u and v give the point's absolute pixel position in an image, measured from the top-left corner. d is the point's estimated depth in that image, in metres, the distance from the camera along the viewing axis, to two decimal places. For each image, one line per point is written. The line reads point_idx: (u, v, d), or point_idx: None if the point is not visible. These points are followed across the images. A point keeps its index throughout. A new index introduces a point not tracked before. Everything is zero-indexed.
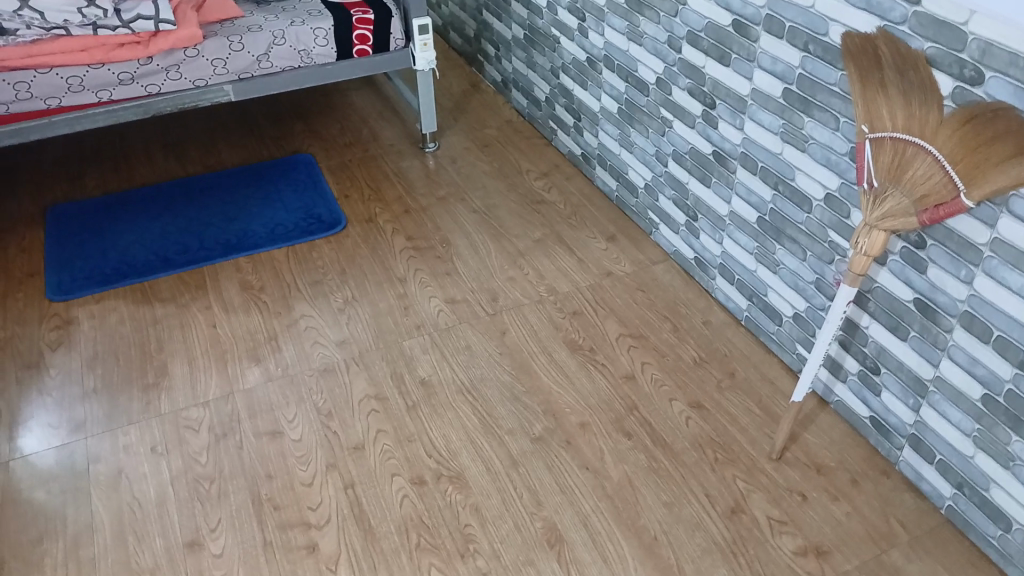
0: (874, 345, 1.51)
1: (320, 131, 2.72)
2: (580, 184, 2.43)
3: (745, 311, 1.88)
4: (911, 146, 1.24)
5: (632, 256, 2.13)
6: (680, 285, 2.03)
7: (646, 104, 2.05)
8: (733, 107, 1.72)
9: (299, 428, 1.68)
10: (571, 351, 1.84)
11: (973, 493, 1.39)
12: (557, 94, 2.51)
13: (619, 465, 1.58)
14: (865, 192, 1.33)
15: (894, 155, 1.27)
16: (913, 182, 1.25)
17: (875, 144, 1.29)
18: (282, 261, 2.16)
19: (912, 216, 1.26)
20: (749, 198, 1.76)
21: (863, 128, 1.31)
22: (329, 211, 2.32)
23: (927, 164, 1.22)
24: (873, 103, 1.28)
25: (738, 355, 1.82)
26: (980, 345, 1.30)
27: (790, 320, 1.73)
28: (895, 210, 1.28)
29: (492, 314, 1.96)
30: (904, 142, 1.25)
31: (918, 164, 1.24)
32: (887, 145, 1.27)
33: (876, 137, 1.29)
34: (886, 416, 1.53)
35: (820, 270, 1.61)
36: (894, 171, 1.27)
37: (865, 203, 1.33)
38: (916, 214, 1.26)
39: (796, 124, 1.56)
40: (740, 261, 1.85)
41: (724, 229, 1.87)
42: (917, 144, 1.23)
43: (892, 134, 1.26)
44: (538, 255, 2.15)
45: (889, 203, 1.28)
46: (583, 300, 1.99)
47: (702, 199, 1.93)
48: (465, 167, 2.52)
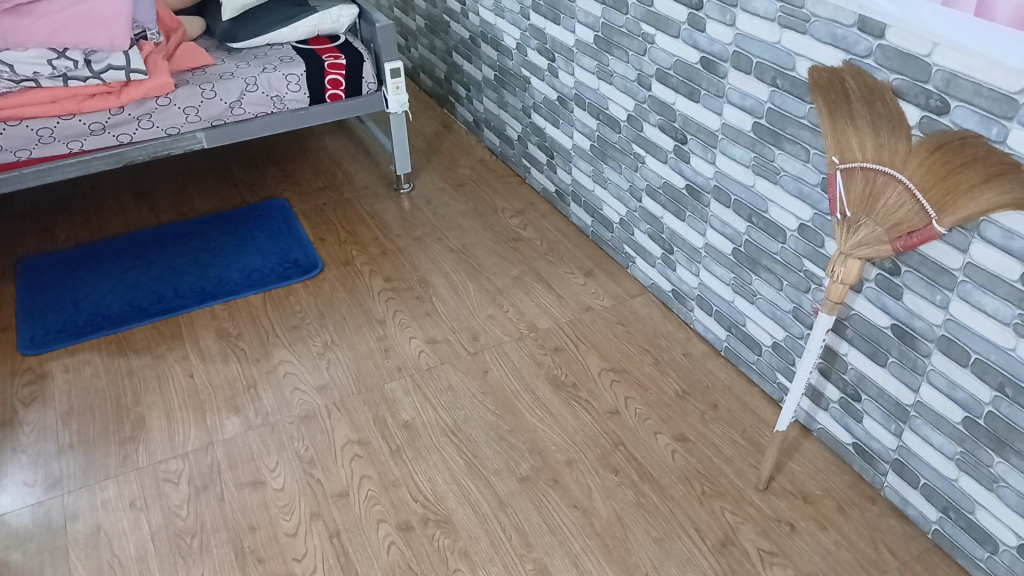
0: (854, 372, 1.53)
1: (294, 176, 2.72)
2: (555, 221, 2.45)
3: (724, 342, 1.88)
4: (882, 177, 1.28)
5: (610, 291, 2.14)
6: (659, 318, 2.04)
7: (618, 140, 2.08)
8: (704, 141, 1.75)
9: (281, 476, 1.65)
10: (553, 387, 1.84)
11: (959, 516, 1.39)
12: (529, 133, 2.54)
13: (607, 501, 1.57)
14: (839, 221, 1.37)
15: (866, 184, 1.31)
16: (886, 211, 1.28)
17: (845, 175, 1.33)
18: (259, 307, 2.14)
19: (887, 243, 1.30)
20: (724, 230, 1.78)
21: (834, 159, 1.35)
22: (306, 255, 2.31)
23: (899, 193, 1.26)
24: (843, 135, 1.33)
25: (719, 386, 1.82)
26: (959, 369, 1.31)
27: (769, 350, 1.74)
28: (869, 237, 1.31)
29: (474, 353, 1.95)
30: (875, 172, 1.29)
31: (890, 194, 1.27)
32: (859, 174, 1.31)
33: (848, 168, 1.33)
34: (870, 441, 1.54)
35: (797, 299, 1.63)
36: (867, 200, 1.31)
37: (840, 232, 1.37)
38: (890, 241, 1.30)
39: (767, 157, 1.59)
40: (717, 292, 1.86)
41: (700, 261, 1.89)
42: (888, 173, 1.27)
43: (862, 163, 1.30)
44: (517, 293, 2.16)
45: (864, 230, 1.32)
46: (563, 335, 2.00)
47: (677, 232, 1.95)
48: (440, 207, 2.53)
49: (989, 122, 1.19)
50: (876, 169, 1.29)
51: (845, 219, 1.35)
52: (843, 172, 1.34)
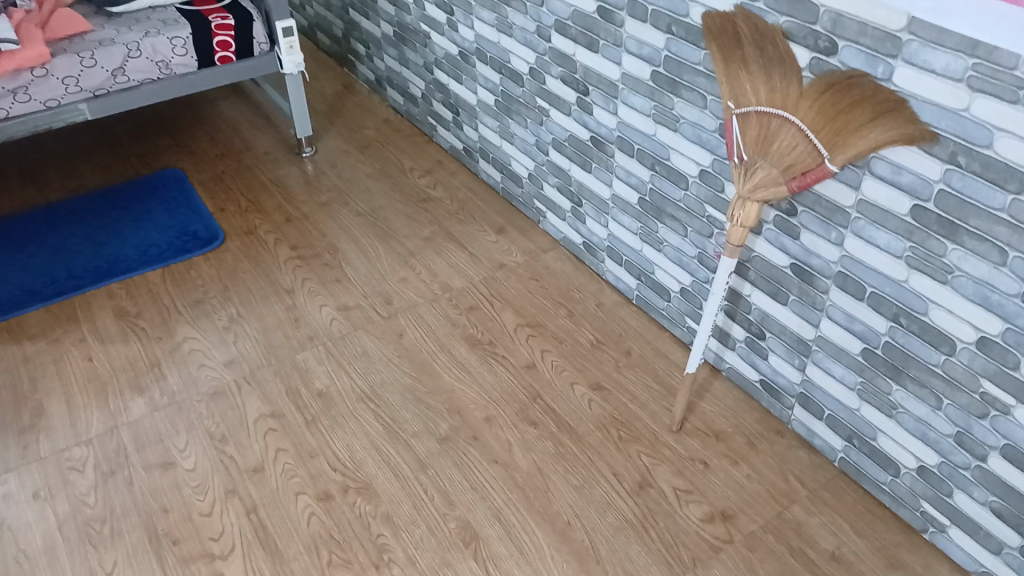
0: (758, 312, 1.57)
1: (189, 145, 2.60)
2: (464, 179, 2.42)
3: (635, 291, 1.91)
4: (776, 119, 1.30)
5: (522, 247, 2.14)
6: (571, 271, 2.05)
7: (522, 94, 2.06)
8: (606, 93, 1.75)
9: (192, 456, 1.60)
10: (470, 346, 1.83)
11: (862, 443, 1.46)
12: (432, 90, 2.49)
13: (527, 454, 1.58)
14: (737, 165, 1.39)
15: (761, 128, 1.33)
16: (780, 152, 1.31)
17: (741, 120, 1.36)
18: (159, 283, 2.05)
19: (782, 184, 1.33)
20: (629, 179, 1.79)
21: (730, 105, 1.37)
22: (205, 227, 2.22)
23: (792, 134, 1.29)
24: (737, 81, 1.35)
25: (632, 334, 1.85)
26: (856, 303, 1.36)
27: (678, 295, 1.78)
28: (766, 179, 1.34)
29: (387, 317, 1.92)
30: (768, 115, 1.31)
31: (783, 136, 1.30)
32: (755, 119, 1.34)
33: (744, 112, 1.35)
34: (775, 377, 1.59)
35: (701, 245, 1.66)
36: (763, 143, 1.34)
37: (738, 176, 1.39)
38: (785, 181, 1.32)
39: (666, 105, 1.60)
40: (625, 242, 1.88)
41: (608, 212, 1.90)
42: (781, 115, 1.29)
43: (757, 107, 1.33)
44: (428, 254, 2.13)
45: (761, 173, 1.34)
46: (477, 294, 1.99)
47: (584, 184, 1.95)
48: (345, 170, 2.47)
49: (874, 61, 1.20)
50: (770, 111, 1.31)
51: (743, 163, 1.37)
52: (739, 117, 1.36)
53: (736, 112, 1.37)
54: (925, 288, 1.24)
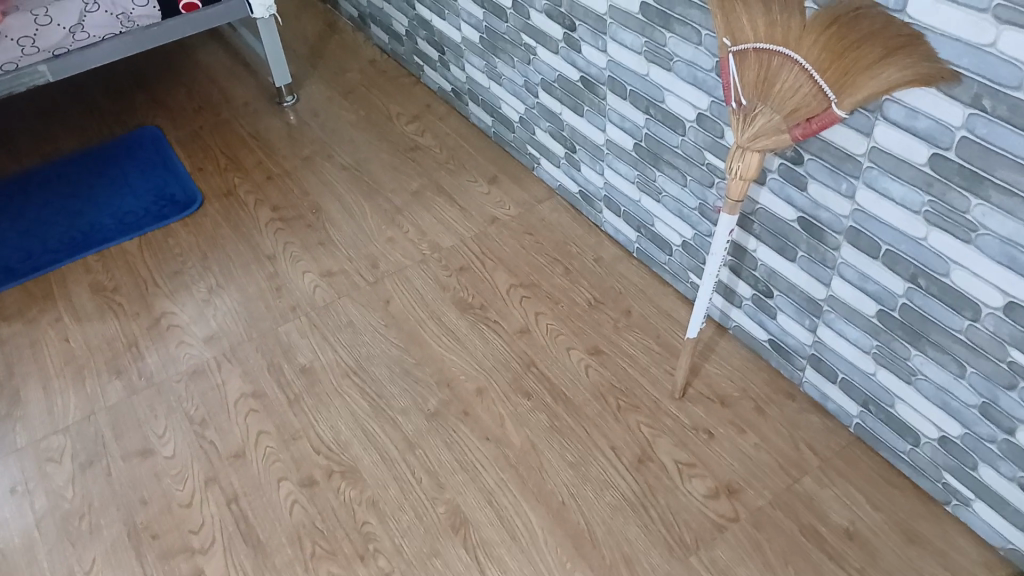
0: (764, 269, 1.44)
1: (166, 100, 2.47)
2: (454, 123, 2.27)
3: (635, 243, 1.78)
4: (777, 57, 1.15)
5: (515, 197, 2.01)
6: (568, 222, 1.92)
7: (506, 31, 1.88)
8: (593, 28, 1.58)
9: (171, 442, 1.53)
10: (460, 311, 1.73)
11: (879, 410, 1.34)
12: (416, 27, 2.31)
13: (520, 429, 1.49)
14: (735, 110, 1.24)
15: (761, 68, 1.18)
16: (782, 95, 1.16)
17: (738, 58, 1.21)
18: (136, 254, 1.96)
19: (784, 131, 1.18)
20: (623, 124, 1.64)
21: (726, 42, 1.23)
22: (183, 189, 2.12)
23: (795, 75, 1.14)
24: (733, 16, 1.20)
25: (632, 290, 1.73)
26: (870, 261, 1.23)
27: (679, 249, 1.65)
28: (767, 125, 1.19)
29: (373, 282, 1.82)
30: (769, 53, 1.16)
31: (785, 76, 1.15)
32: (754, 58, 1.19)
33: (742, 51, 1.20)
34: (785, 337, 1.47)
35: (702, 195, 1.52)
36: (762, 85, 1.19)
37: (737, 123, 1.25)
38: (787, 129, 1.18)
39: (658, 42, 1.43)
40: (622, 191, 1.74)
41: (604, 159, 1.76)
42: (782, 52, 1.14)
43: (755, 44, 1.18)
44: (416, 210, 2.01)
45: (762, 119, 1.20)
46: (468, 253, 1.87)
47: (577, 129, 1.80)
48: (329, 120, 2.33)
49: None
50: (770, 49, 1.16)
51: (742, 107, 1.23)
52: (737, 56, 1.21)
53: (733, 50, 1.22)
54: (946, 247, 1.10)
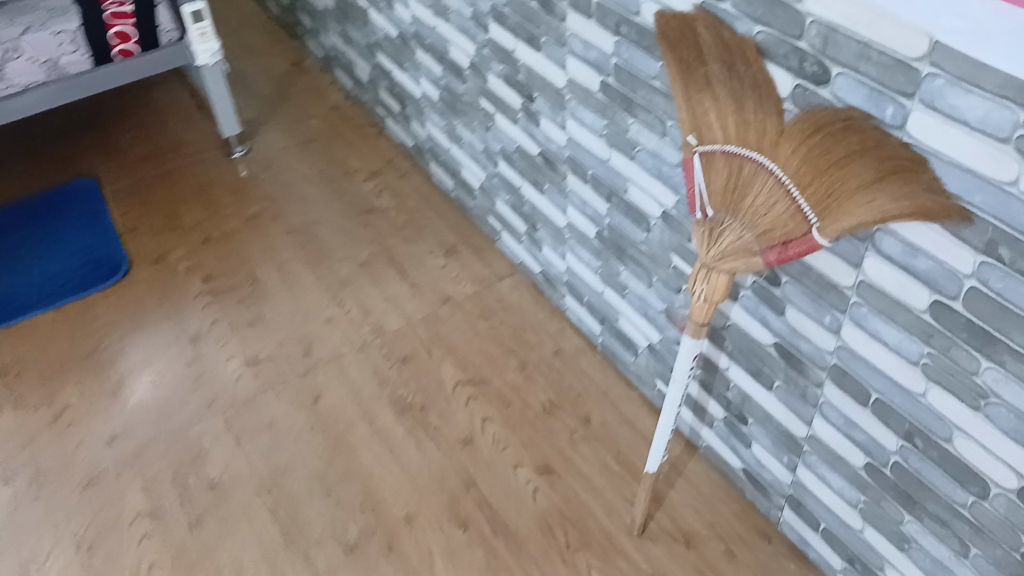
0: (737, 392, 1.23)
1: (109, 143, 2.27)
2: (416, 182, 2.06)
3: (599, 336, 1.57)
4: (749, 164, 0.95)
5: (473, 273, 1.80)
6: (529, 304, 1.71)
7: (465, 92, 1.68)
8: (552, 102, 1.38)
9: (50, 569, 1.33)
10: (397, 414, 1.52)
11: (865, 570, 1.14)
12: (378, 76, 2.10)
13: (450, 569, 1.28)
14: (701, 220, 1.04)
15: (730, 175, 0.97)
16: (754, 210, 0.95)
17: (704, 160, 1.00)
18: (49, 328, 1.76)
19: (755, 253, 0.96)
20: (585, 209, 1.44)
21: (692, 140, 1.02)
22: (110, 252, 1.92)
23: (770, 187, 0.93)
24: (700, 106, 0.99)
25: (595, 393, 1.52)
26: (857, 407, 1.02)
27: (645, 352, 1.43)
28: (737, 243, 0.98)
29: (304, 374, 1.62)
30: (741, 158, 0.95)
31: (757, 188, 0.94)
32: (723, 162, 0.98)
33: (710, 152, 1.00)
34: (761, 470, 1.26)
35: (669, 299, 1.31)
36: (732, 195, 0.98)
37: (702, 235, 1.04)
38: (760, 250, 0.96)
39: (620, 125, 1.23)
40: (585, 280, 1.54)
41: (565, 243, 1.55)
42: (757, 159, 0.94)
43: (725, 145, 0.97)
44: (363, 285, 1.80)
45: (731, 235, 0.99)
46: (414, 340, 1.66)
47: (538, 207, 1.60)
48: (279, 172, 2.12)
49: (881, 99, 0.83)
50: (742, 153, 0.95)
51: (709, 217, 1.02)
52: (704, 158, 1.01)
53: (701, 150, 1.01)
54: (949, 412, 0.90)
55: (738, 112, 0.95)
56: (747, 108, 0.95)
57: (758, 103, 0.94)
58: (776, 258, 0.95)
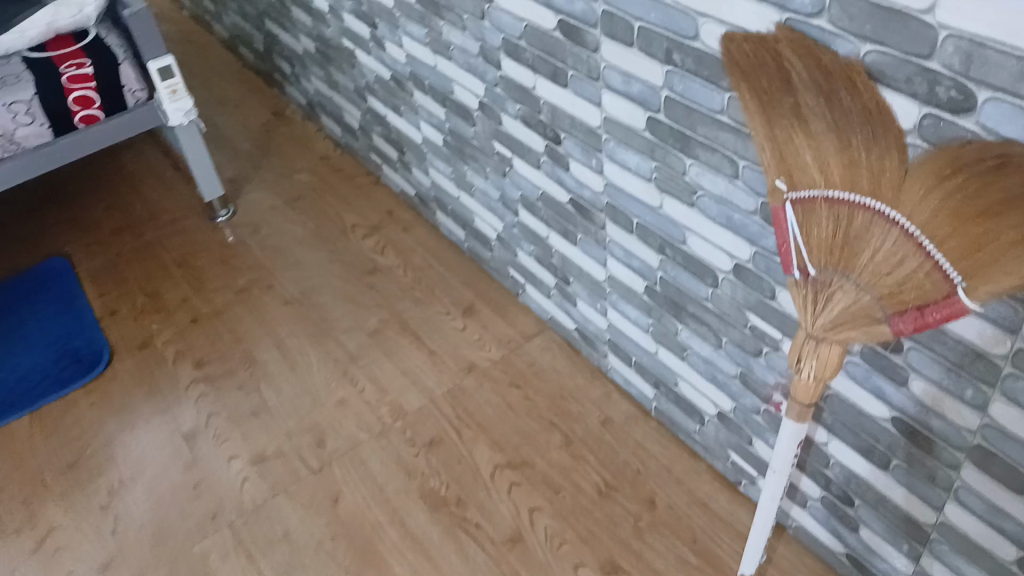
0: (838, 469, 1.05)
1: (80, 217, 2.07)
2: (421, 234, 1.87)
3: (653, 401, 1.38)
4: (862, 214, 0.77)
5: (497, 334, 1.60)
6: (566, 367, 1.51)
7: (474, 136, 1.50)
8: (584, 143, 1.20)
9: None
10: (430, 511, 1.32)
11: None
12: (370, 121, 1.92)
13: None
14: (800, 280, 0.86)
15: (838, 226, 0.80)
16: (873, 269, 0.77)
17: (802, 211, 0.83)
18: (27, 437, 1.54)
19: (880, 321, 0.79)
20: (630, 261, 1.25)
21: (782, 185, 0.84)
22: (89, 342, 1.71)
23: (893, 242, 0.75)
24: (791, 145, 0.81)
25: (656, 470, 1.33)
26: (1010, 495, 0.83)
27: (714, 421, 1.25)
28: (855, 309, 0.81)
29: (318, 471, 1.41)
30: (852, 206, 0.78)
31: (876, 243, 0.76)
32: (827, 210, 0.81)
33: (810, 198, 0.82)
34: (873, 559, 1.07)
35: (744, 362, 1.12)
36: (842, 251, 0.80)
37: (803, 298, 0.86)
38: (886, 316, 0.79)
39: (675, 168, 1.05)
40: (633, 339, 1.34)
41: (606, 298, 1.36)
42: (873, 206, 0.76)
43: (828, 190, 0.80)
44: (375, 358, 1.60)
45: (845, 300, 0.81)
46: (440, 419, 1.46)
47: (569, 258, 1.41)
48: (270, 235, 1.92)
49: None
50: (853, 200, 0.77)
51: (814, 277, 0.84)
52: (801, 205, 0.83)
53: (795, 197, 0.84)
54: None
55: (841, 148, 0.77)
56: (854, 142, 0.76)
57: (867, 138, 0.76)
58: (908, 327, 0.77)
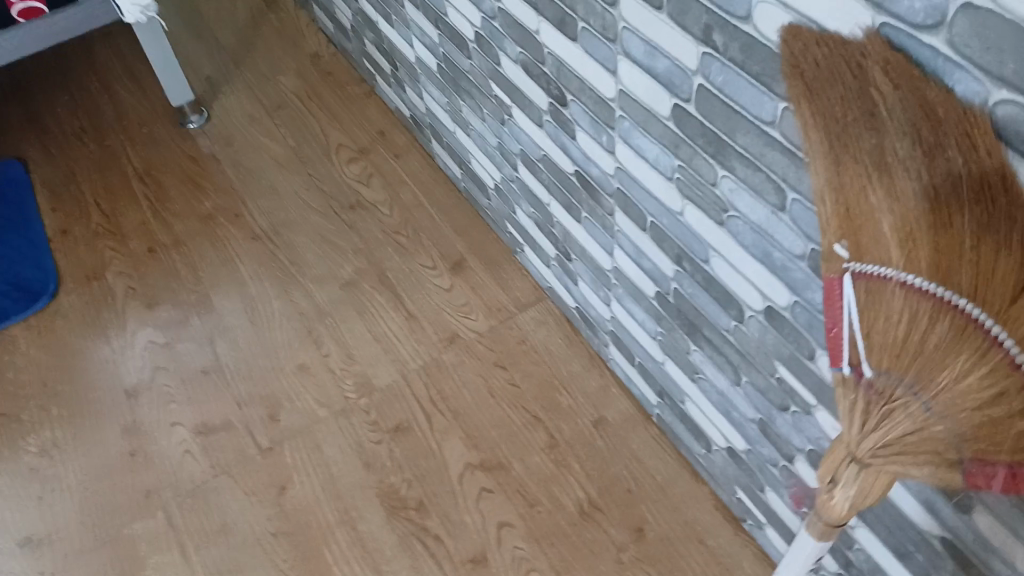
0: (866, 559, 0.87)
1: (40, 110, 1.86)
2: (414, 164, 1.62)
3: (655, 409, 1.18)
4: (952, 324, 0.53)
5: (487, 299, 1.39)
6: (561, 348, 1.31)
7: (470, 70, 1.23)
8: (593, 113, 0.94)
9: None
10: (386, 515, 1.16)
11: None
12: (361, 25, 1.64)
13: None
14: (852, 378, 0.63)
15: (913, 331, 0.55)
16: (955, 401, 0.55)
17: (864, 289, 0.59)
18: None
19: (953, 465, 0.57)
20: (640, 260, 1.02)
21: (846, 257, 0.60)
22: (36, 269, 1.54)
23: (999, 379, 0.52)
24: (869, 206, 0.55)
25: (649, 490, 1.15)
26: None
27: (724, 453, 1.05)
28: (919, 444, 0.58)
29: (266, 450, 1.25)
30: (942, 310, 0.53)
31: (971, 373, 0.53)
32: (902, 305, 0.55)
33: (883, 278, 0.57)
34: None
35: (765, 409, 0.92)
36: (917, 363, 0.56)
37: (849, 400, 0.63)
38: (961, 461, 0.56)
39: (701, 174, 0.80)
40: (638, 340, 1.13)
41: (610, 289, 1.14)
42: (978, 323, 0.51)
43: (911, 279, 0.54)
44: (345, 314, 1.40)
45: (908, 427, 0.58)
46: (410, 400, 1.27)
47: (572, 234, 1.18)
48: (246, 151, 1.70)
49: None
50: (946, 302, 0.53)
51: (869, 386, 0.61)
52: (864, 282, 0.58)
53: (863, 272, 0.58)
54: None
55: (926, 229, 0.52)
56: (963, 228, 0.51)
57: (977, 225, 0.50)
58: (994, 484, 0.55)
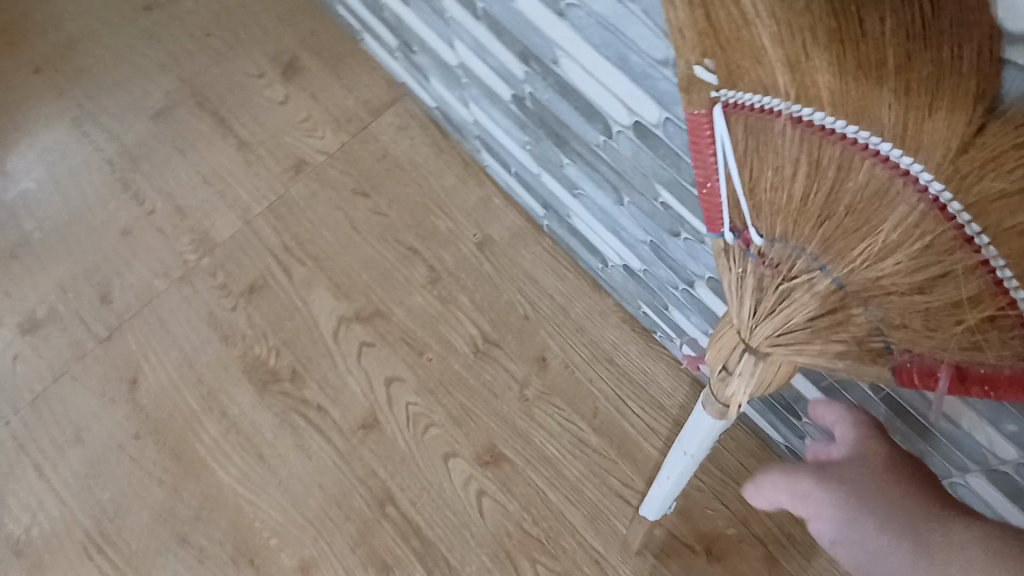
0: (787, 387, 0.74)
1: None
2: None
3: (544, 219, 0.99)
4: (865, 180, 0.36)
5: (332, 108, 1.13)
6: (428, 158, 1.09)
7: None
8: None
9: None
10: (257, 392, 1.01)
11: None
12: None
13: None
14: (736, 246, 0.45)
15: (810, 191, 0.38)
16: (875, 279, 0.38)
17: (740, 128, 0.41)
18: None
19: (878, 357, 0.42)
20: (484, 56, 0.76)
21: (715, 83, 0.40)
22: None
23: (939, 260, 0.35)
24: (745, 26, 0.36)
25: (550, 310, 0.99)
26: None
27: (622, 270, 0.89)
28: (831, 331, 0.42)
29: (103, 339, 1.07)
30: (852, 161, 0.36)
31: (895, 251, 0.37)
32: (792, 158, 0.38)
33: (767, 113, 0.39)
34: None
35: (656, 234, 0.73)
36: (821, 234, 0.39)
37: (738, 274, 0.45)
38: (887, 352, 0.42)
39: None
40: (508, 149, 0.91)
41: (464, 89, 0.89)
42: (905, 175, 0.34)
43: (800, 109, 0.37)
44: (164, 155, 1.15)
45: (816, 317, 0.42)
46: (260, 249, 1.08)
47: (404, 20, 0.90)
48: None
49: None
50: (857, 148, 0.36)
51: (758, 258, 0.43)
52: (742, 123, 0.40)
53: (737, 102, 0.40)
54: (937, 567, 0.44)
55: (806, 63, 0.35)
56: (877, 57, 0.33)
57: (901, 40, 0.33)
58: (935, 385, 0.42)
